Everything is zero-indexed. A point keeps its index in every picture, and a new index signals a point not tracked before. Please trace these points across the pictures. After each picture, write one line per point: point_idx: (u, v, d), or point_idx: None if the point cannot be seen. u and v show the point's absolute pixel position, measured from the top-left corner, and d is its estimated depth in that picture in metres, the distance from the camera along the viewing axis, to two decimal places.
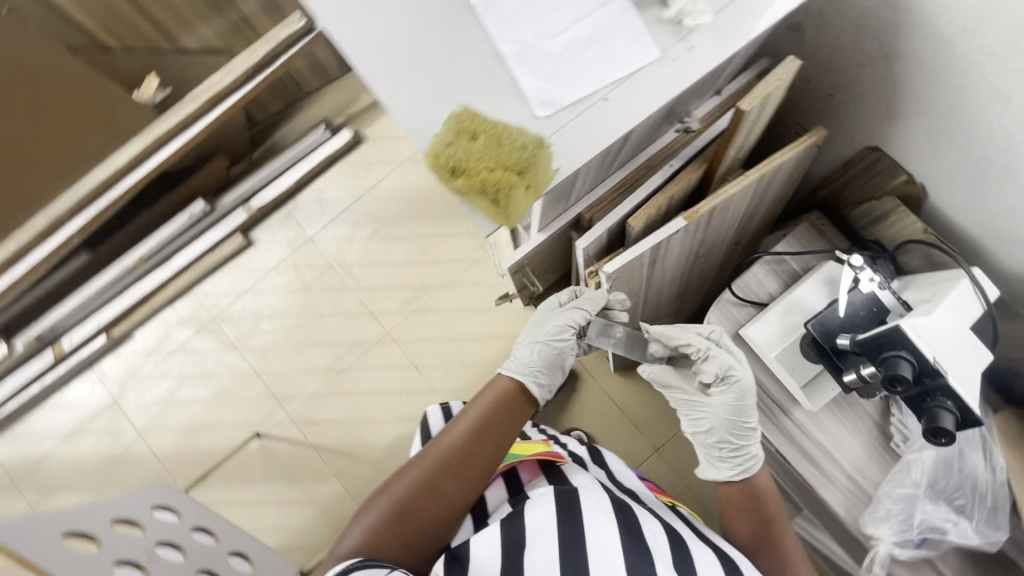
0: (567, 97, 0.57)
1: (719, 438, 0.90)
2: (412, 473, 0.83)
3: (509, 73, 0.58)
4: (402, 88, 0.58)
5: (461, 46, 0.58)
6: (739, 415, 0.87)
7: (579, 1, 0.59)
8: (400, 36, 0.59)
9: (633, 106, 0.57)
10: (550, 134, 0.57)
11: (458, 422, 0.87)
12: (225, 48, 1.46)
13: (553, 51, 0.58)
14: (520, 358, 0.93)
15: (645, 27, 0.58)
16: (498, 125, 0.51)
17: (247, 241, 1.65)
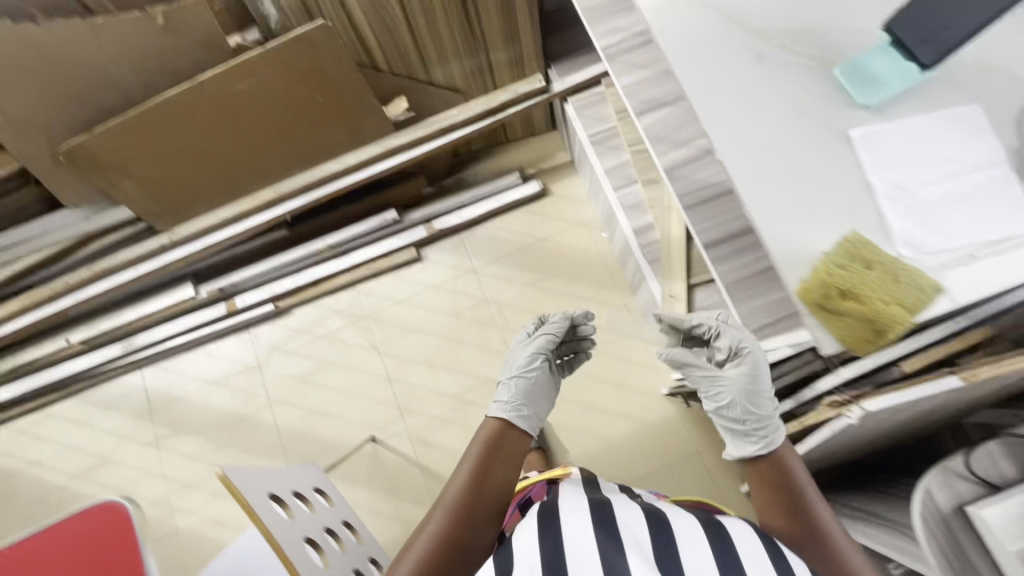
0: (935, 242, 0.69)
1: (743, 415, 0.93)
2: (424, 543, 0.81)
3: (880, 205, 0.71)
4: (770, 191, 0.72)
5: (838, 168, 0.72)
6: (756, 384, 0.94)
7: (959, 162, 0.71)
8: (778, 149, 0.73)
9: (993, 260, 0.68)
10: (921, 266, 0.68)
11: (451, 482, 0.86)
12: (464, 89, 1.61)
13: (926, 198, 0.70)
14: (503, 389, 1.07)
15: None
16: (888, 260, 0.68)
17: (418, 256, 1.76)
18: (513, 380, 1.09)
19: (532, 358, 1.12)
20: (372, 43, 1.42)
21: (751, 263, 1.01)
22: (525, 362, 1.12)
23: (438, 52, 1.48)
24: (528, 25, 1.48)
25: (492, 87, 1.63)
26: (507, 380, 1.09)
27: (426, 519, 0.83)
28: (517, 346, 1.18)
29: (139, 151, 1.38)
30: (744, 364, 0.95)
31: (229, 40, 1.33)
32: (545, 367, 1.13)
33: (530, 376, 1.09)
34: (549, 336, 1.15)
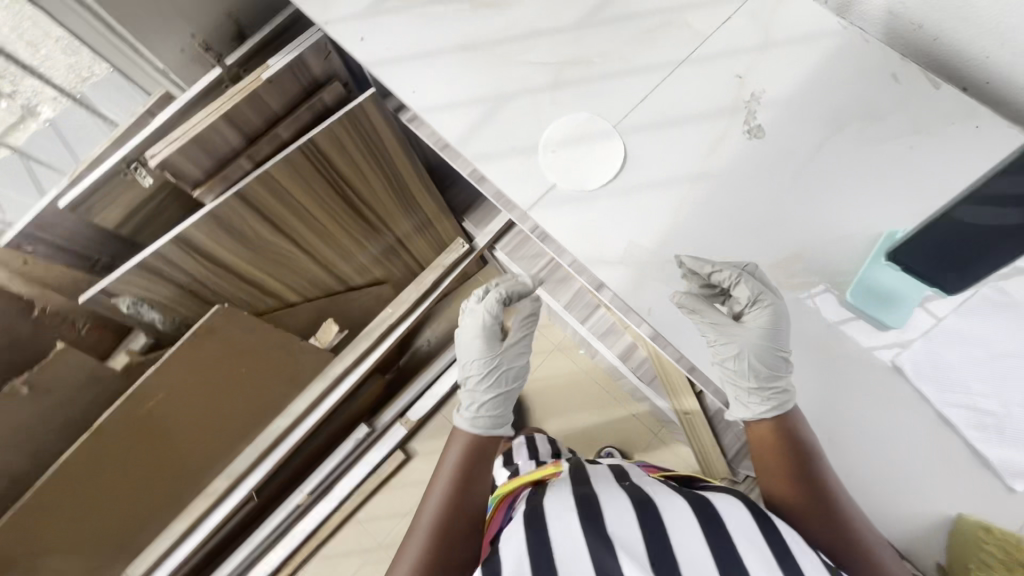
0: None
1: (759, 372, 0.62)
2: (410, 560, 0.70)
3: (960, 439, 0.60)
4: (846, 469, 0.63)
5: (898, 413, 0.62)
6: (779, 342, 0.61)
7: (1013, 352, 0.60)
8: (829, 411, 0.64)
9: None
10: None
11: (433, 490, 0.76)
12: (385, 275, 1.49)
13: (1003, 412, 0.59)
14: (482, 404, 0.88)
15: None
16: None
17: (406, 453, 1.59)
18: (496, 387, 0.91)
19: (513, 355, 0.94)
20: (277, 286, 1.28)
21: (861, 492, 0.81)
22: (508, 364, 0.93)
23: (347, 260, 1.37)
24: (427, 197, 1.40)
25: (419, 267, 1.56)
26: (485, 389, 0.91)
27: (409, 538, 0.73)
28: (473, 318, 0.93)
29: (52, 528, 1.13)
30: (774, 310, 0.61)
31: (112, 364, 1.11)
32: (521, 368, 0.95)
33: (513, 382, 0.93)
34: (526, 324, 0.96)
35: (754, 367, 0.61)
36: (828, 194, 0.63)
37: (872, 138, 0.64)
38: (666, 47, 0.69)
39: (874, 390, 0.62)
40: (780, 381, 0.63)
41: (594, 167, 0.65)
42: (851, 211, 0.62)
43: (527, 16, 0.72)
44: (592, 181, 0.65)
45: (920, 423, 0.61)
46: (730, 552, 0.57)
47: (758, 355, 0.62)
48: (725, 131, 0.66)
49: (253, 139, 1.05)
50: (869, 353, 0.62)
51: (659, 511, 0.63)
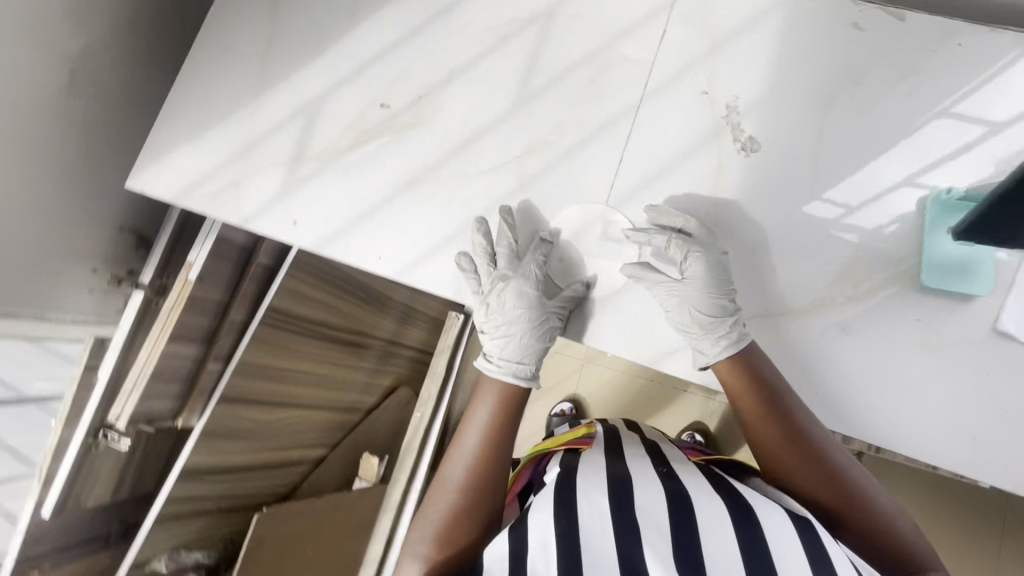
0: None
1: (697, 317, 0.55)
2: (435, 515, 0.54)
3: None
4: (1010, 466, 0.52)
5: None
6: (718, 287, 0.56)
7: None
8: (963, 405, 0.53)
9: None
10: None
11: (467, 436, 0.58)
12: (395, 381, 1.40)
13: None
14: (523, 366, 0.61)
15: None
16: None
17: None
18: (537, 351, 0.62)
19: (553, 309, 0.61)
20: (298, 453, 1.18)
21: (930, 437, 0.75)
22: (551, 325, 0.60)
23: (353, 389, 1.27)
24: (398, 290, 1.31)
25: (423, 354, 1.47)
26: (520, 348, 0.61)
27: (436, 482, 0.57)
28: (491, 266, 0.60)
29: None
30: (706, 258, 0.56)
31: None
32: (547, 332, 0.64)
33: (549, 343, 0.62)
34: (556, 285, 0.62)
35: (694, 312, 0.55)
36: (849, 180, 0.58)
37: (867, 102, 0.59)
38: (621, 92, 0.62)
39: (995, 365, 0.53)
40: (732, 318, 0.55)
41: (608, 258, 0.60)
42: (881, 189, 0.58)
43: (458, 120, 0.64)
44: (613, 273, 0.60)
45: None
46: (757, 540, 0.47)
47: (858, 381, 0.55)
48: (720, 159, 0.60)
49: (212, 336, 0.94)
50: (971, 325, 0.54)
51: (692, 501, 0.52)
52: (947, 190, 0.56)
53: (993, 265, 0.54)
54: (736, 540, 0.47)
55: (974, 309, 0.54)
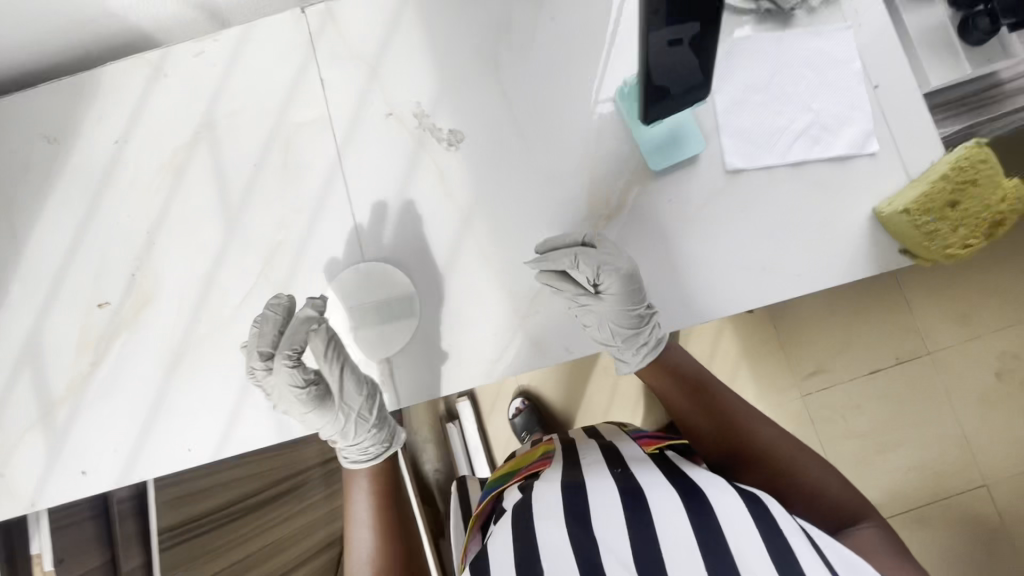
0: (866, 123, 0.58)
1: (618, 332, 0.55)
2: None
3: (818, 162, 0.58)
4: (794, 271, 0.56)
5: (775, 193, 0.58)
6: (636, 302, 0.54)
7: (769, 77, 0.59)
8: (734, 246, 0.57)
9: (882, 43, 0.59)
10: (900, 140, 0.58)
11: (355, 532, 0.59)
12: None
13: (811, 118, 0.58)
14: (363, 453, 0.61)
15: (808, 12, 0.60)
16: (927, 185, 0.51)
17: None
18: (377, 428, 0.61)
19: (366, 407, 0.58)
20: None
21: None
22: (367, 423, 0.58)
23: None
24: None
25: None
26: (353, 444, 0.60)
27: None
28: (276, 379, 0.54)
29: None
30: (619, 279, 0.52)
31: None
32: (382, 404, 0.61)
33: (381, 435, 0.60)
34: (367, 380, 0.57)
35: (612, 331, 0.55)
36: (550, 116, 0.60)
37: (524, 46, 0.61)
38: (319, 155, 0.61)
39: (747, 200, 0.58)
40: (649, 325, 0.55)
41: (394, 308, 0.58)
42: (579, 106, 0.60)
43: (186, 273, 0.59)
44: (405, 321, 0.58)
45: (794, 184, 0.57)
46: (717, 538, 0.43)
47: (661, 278, 0.58)
48: (437, 167, 0.60)
49: None
50: (708, 177, 0.58)
51: (649, 502, 0.48)
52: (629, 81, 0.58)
53: (694, 122, 0.58)
54: (693, 534, 0.44)
55: (703, 164, 0.58)
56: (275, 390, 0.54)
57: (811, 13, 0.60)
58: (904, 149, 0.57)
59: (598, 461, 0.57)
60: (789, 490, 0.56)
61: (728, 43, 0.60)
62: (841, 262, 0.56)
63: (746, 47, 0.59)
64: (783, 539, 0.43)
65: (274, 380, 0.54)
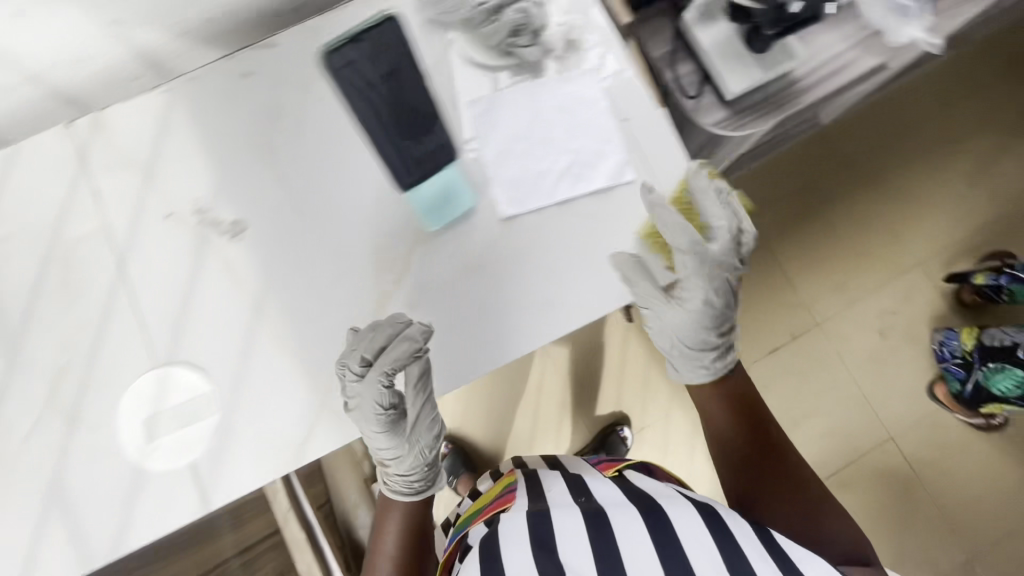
0: (618, 153, 0.62)
1: (683, 347, 0.66)
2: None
3: (583, 196, 0.62)
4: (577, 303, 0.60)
5: (549, 233, 0.61)
6: (719, 320, 0.64)
7: (526, 125, 0.63)
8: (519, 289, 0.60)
9: (626, 80, 0.64)
10: (651, 165, 0.63)
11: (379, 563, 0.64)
12: None
13: (570, 156, 0.62)
14: (404, 475, 0.66)
15: (549, 60, 0.64)
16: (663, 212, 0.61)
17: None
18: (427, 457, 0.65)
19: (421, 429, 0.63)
20: None
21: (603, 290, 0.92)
22: (425, 442, 0.63)
23: None
24: None
25: None
26: (398, 459, 0.64)
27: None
28: (360, 391, 0.56)
29: None
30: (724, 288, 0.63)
31: None
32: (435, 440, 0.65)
33: (432, 461, 0.65)
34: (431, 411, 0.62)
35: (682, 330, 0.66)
36: (327, 193, 0.62)
37: (293, 129, 0.63)
38: (102, 269, 0.60)
39: (525, 243, 0.61)
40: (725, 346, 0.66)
41: (193, 409, 0.57)
42: (353, 179, 0.62)
43: None
44: (204, 419, 0.57)
45: (564, 221, 0.61)
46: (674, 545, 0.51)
47: (454, 328, 0.60)
48: (221, 257, 0.60)
49: None
50: (485, 228, 0.61)
51: (610, 519, 0.55)
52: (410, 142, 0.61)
53: (462, 178, 0.61)
54: (657, 552, 0.50)
55: (478, 216, 0.61)
56: (361, 401, 0.56)
57: (560, 60, 0.64)
58: (658, 175, 0.63)
59: (563, 491, 0.64)
60: (792, 516, 0.60)
61: (488, 96, 0.63)
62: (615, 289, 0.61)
63: (507, 99, 0.63)
64: (738, 548, 0.51)
65: (355, 389, 0.56)
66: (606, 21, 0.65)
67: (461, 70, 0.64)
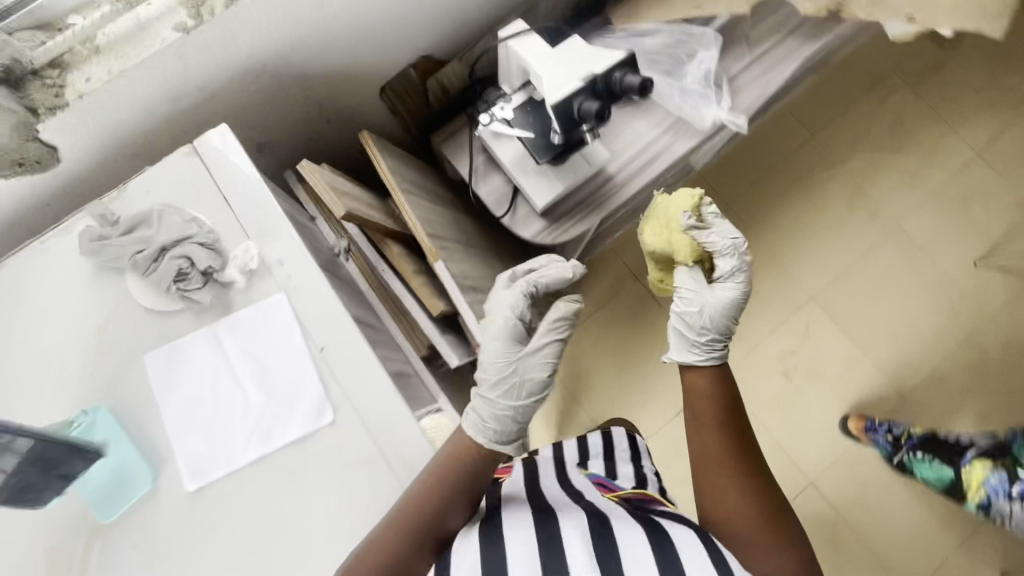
0: (316, 393, 0.57)
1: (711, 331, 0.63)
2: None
3: (280, 450, 0.56)
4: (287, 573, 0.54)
5: (247, 499, 0.55)
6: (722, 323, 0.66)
7: (213, 374, 0.57)
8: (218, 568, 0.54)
9: (320, 301, 0.59)
10: (354, 404, 0.57)
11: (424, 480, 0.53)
12: None
13: (264, 403, 0.56)
14: (482, 413, 0.57)
15: (234, 298, 0.59)
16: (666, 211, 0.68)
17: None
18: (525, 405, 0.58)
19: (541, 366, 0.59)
20: None
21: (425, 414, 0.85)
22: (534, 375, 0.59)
23: None
24: None
25: None
26: (500, 386, 0.58)
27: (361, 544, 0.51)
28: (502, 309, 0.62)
29: None
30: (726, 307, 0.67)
31: None
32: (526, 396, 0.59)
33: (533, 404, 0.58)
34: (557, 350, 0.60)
35: (712, 321, 0.63)
36: None
37: None
38: None
39: (221, 514, 0.54)
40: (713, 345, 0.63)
41: None
42: None
43: None
44: None
45: (262, 483, 0.55)
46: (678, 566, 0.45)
47: None
48: None
49: None
50: (172, 506, 0.54)
51: None
52: (80, 414, 0.54)
53: (142, 456, 0.55)
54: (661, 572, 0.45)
55: (162, 494, 0.54)
56: (495, 310, 0.61)
57: (245, 289, 0.59)
58: (360, 407, 0.57)
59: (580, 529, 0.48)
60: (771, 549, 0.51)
61: (169, 347, 0.57)
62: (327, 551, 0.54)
63: (189, 346, 0.57)
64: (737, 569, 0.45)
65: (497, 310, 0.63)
66: (292, 241, 0.60)
67: (140, 319, 0.58)
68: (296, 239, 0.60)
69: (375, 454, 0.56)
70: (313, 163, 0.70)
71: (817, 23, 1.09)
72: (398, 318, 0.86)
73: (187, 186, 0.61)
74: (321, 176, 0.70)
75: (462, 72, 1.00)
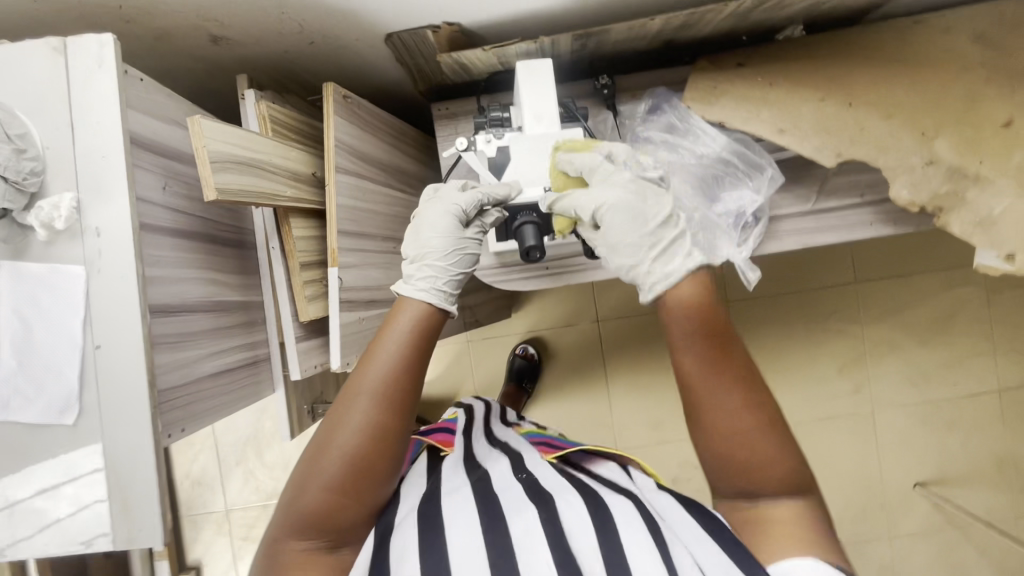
0: (69, 391, 0.51)
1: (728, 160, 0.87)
2: (338, 448, 0.49)
3: (11, 423, 0.52)
4: None
5: None
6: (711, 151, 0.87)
7: None
8: None
9: (118, 298, 0.51)
10: (102, 422, 0.52)
11: (384, 347, 0.52)
12: None
13: (11, 370, 0.51)
14: (427, 276, 0.58)
15: (33, 245, 0.51)
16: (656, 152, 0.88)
17: (195, 568, 1.56)
18: (465, 256, 0.62)
19: (453, 263, 0.60)
20: None
21: (271, 387, 0.80)
22: (443, 271, 0.59)
23: None
24: None
25: None
26: (416, 267, 0.59)
27: (340, 402, 0.51)
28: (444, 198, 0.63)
29: None
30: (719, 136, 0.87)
31: None
32: (471, 244, 0.62)
33: (447, 298, 0.58)
34: (469, 257, 0.61)
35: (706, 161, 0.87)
36: None
37: None
38: None
39: None
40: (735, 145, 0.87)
41: None
42: None
43: None
44: None
45: None
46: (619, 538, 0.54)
47: None
48: None
49: None
50: None
51: None
52: None
53: None
54: (600, 541, 0.54)
55: None
56: (431, 202, 0.62)
57: (46, 244, 0.51)
58: (107, 427, 0.52)
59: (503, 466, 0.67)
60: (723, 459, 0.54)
61: None
62: (27, 506, 0.53)
63: None
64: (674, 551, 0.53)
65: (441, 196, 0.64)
66: (120, 213, 0.51)
67: None
68: (125, 213, 0.50)
69: (101, 479, 0.52)
70: (209, 121, 0.56)
71: (899, 208, 0.93)
72: (269, 299, 0.75)
73: (37, 92, 0.51)
74: (210, 144, 0.56)
75: (486, 61, 0.82)
